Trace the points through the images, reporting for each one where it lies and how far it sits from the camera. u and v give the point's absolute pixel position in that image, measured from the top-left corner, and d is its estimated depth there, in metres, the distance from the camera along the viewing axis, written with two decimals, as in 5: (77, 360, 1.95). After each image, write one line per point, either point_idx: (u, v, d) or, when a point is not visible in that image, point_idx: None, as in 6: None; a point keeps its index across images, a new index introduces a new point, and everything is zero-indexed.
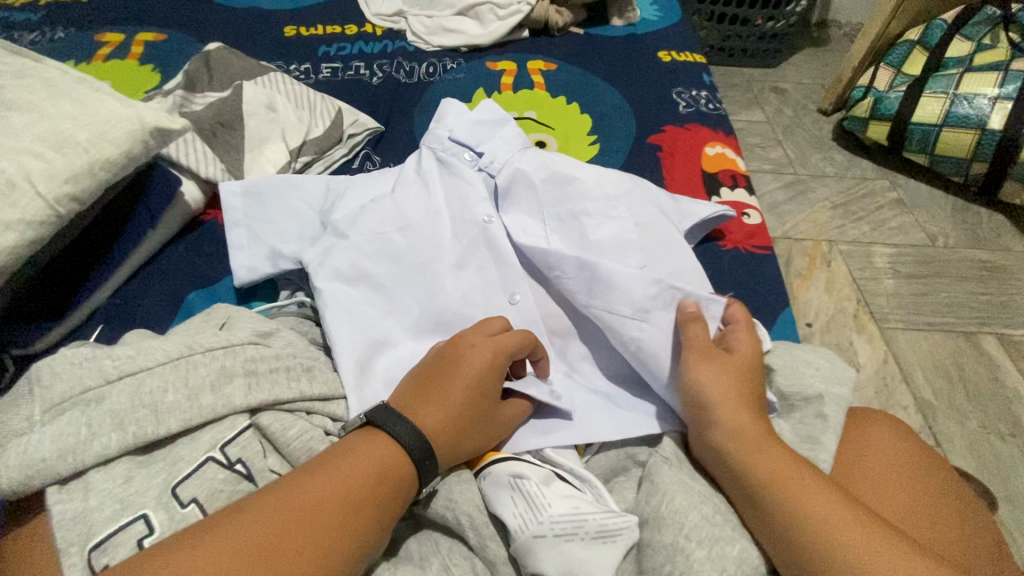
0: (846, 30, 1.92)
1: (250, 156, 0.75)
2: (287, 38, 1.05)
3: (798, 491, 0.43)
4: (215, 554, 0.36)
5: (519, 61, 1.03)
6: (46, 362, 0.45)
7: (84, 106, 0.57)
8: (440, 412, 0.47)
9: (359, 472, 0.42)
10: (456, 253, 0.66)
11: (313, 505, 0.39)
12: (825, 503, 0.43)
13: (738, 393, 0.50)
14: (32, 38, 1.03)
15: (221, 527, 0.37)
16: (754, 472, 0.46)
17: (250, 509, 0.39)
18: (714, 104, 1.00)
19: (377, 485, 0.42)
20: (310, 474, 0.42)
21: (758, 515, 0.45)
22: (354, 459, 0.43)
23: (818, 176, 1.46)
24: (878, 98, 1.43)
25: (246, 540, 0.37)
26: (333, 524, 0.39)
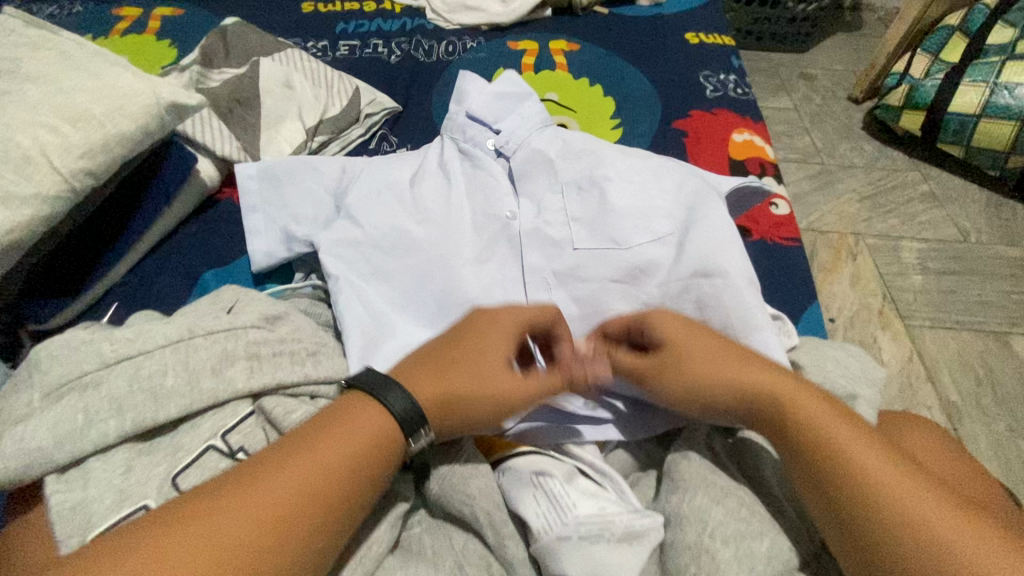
0: (880, 14, 1.85)
1: (266, 134, 0.74)
2: (306, 14, 1.03)
3: (842, 445, 0.41)
4: (187, 556, 0.33)
5: (541, 41, 1.00)
6: (54, 343, 0.44)
7: (100, 79, 0.56)
8: (440, 379, 0.44)
9: (341, 447, 0.40)
10: (476, 247, 0.64)
11: (297, 487, 0.37)
12: (875, 458, 0.40)
13: (704, 371, 0.46)
14: (51, 12, 1.02)
15: (197, 516, 0.35)
16: (786, 424, 0.43)
17: (226, 493, 0.36)
18: (743, 89, 0.96)
19: (374, 441, 0.41)
20: (288, 451, 0.39)
21: (800, 472, 0.43)
22: (337, 432, 0.40)
23: (846, 166, 1.41)
24: (913, 86, 1.37)
25: (218, 532, 0.34)
26: (334, 482, 0.38)
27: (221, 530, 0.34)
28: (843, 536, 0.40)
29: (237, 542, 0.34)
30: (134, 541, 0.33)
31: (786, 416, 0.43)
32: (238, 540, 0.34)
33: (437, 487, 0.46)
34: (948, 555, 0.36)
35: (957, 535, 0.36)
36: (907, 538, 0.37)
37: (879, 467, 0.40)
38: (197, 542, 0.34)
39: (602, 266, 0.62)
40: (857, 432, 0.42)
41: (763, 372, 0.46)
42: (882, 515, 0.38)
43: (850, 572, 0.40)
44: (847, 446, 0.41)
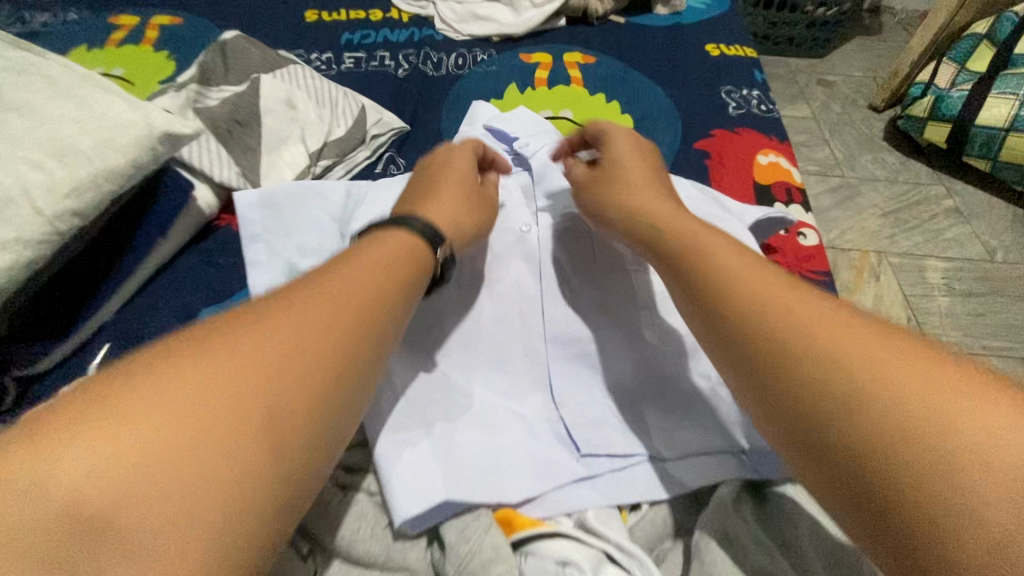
0: (900, 17, 1.79)
1: (267, 158, 0.70)
2: (309, 23, 0.98)
3: (785, 308, 0.37)
4: (223, 375, 0.30)
5: (555, 53, 0.95)
6: None
7: (89, 109, 0.53)
8: (433, 201, 0.52)
9: (374, 259, 0.42)
10: (489, 264, 0.60)
11: (330, 296, 0.37)
12: (821, 317, 0.35)
13: (613, 188, 0.53)
14: (44, 20, 0.98)
15: (222, 339, 0.32)
16: (729, 302, 0.39)
17: (245, 321, 0.34)
18: (766, 106, 0.91)
19: (388, 275, 0.42)
20: (306, 284, 0.38)
21: (750, 355, 0.37)
22: (361, 257, 0.42)
23: (868, 179, 1.36)
24: (939, 96, 1.32)
25: (251, 354, 0.32)
26: (354, 323, 0.37)
27: (249, 367, 0.31)
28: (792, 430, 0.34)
29: (270, 380, 0.31)
30: (149, 373, 0.29)
31: (722, 294, 0.40)
32: (270, 373, 0.32)
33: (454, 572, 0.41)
34: (905, 399, 0.29)
35: (919, 377, 0.30)
36: (860, 406, 0.31)
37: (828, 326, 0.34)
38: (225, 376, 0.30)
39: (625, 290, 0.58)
40: (806, 299, 0.37)
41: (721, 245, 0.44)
42: (841, 377, 0.32)
43: (832, 479, 0.32)
44: (788, 311, 0.36)
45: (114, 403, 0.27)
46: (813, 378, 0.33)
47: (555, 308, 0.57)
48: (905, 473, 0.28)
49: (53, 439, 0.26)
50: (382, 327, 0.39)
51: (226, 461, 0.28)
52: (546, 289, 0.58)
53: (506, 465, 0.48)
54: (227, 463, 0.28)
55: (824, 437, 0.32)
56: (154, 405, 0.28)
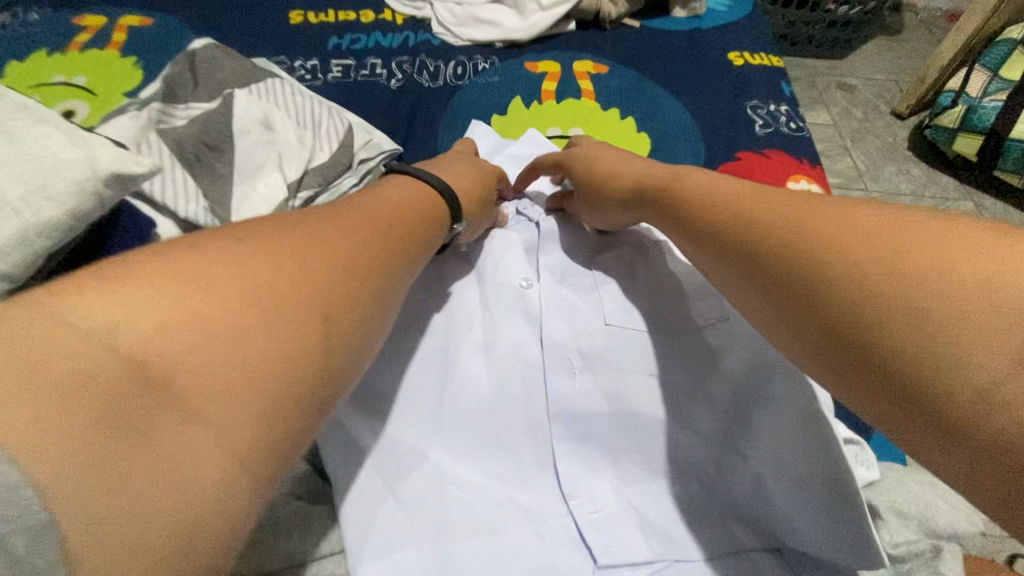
0: (923, 16, 1.70)
1: (239, 188, 0.61)
2: (293, 25, 0.89)
3: (801, 218, 0.41)
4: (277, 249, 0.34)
5: (564, 62, 0.87)
6: None
7: (20, 147, 0.45)
8: (452, 171, 0.56)
9: (402, 198, 0.48)
10: (487, 331, 0.56)
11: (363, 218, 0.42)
12: (836, 218, 0.39)
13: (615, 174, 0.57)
14: (3, 20, 0.89)
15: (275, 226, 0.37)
16: (750, 226, 0.43)
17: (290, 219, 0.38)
18: (796, 123, 0.83)
19: (413, 216, 0.47)
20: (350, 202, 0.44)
21: (773, 259, 0.40)
22: (394, 192, 0.49)
23: (892, 193, 1.28)
24: (971, 107, 1.23)
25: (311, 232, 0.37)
26: (362, 252, 0.39)
27: (266, 277, 0.32)
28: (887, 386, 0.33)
29: (287, 298, 0.32)
30: (155, 263, 0.30)
31: (790, 269, 0.39)
32: (283, 288, 0.32)
33: None
34: (882, 261, 0.35)
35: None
36: (957, 338, 0.30)
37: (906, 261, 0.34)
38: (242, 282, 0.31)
39: (637, 358, 0.54)
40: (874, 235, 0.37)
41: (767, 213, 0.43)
42: (857, 267, 0.36)
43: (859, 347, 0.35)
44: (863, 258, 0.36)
45: (122, 288, 0.27)
46: (833, 273, 0.37)
47: (558, 380, 0.53)
48: (978, 381, 0.29)
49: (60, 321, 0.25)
50: (394, 268, 0.41)
51: (245, 361, 0.29)
52: (548, 358, 0.54)
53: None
54: (240, 364, 0.29)
55: (919, 392, 0.31)
56: (173, 300, 0.28)
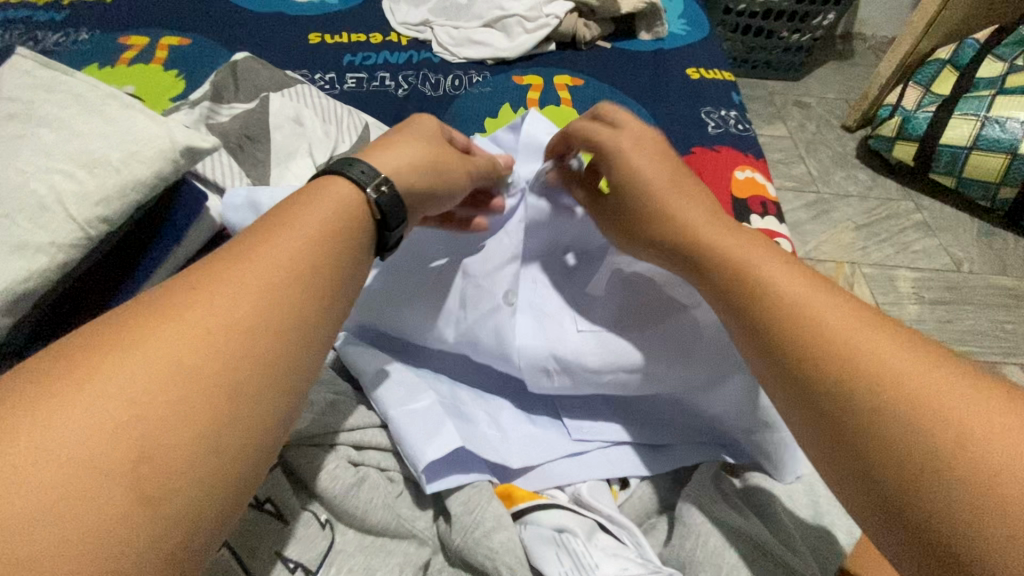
0: (871, 43, 1.89)
1: (276, 170, 0.74)
2: (313, 45, 1.04)
3: (807, 305, 0.41)
4: (169, 355, 0.32)
5: (545, 76, 1.02)
6: None
7: (115, 124, 0.57)
8: (391, 154, 0.48)
9: (316, 216, 0.42)
10: (458, 330, 0.55)
11: (266, 265, 0.38)
12: (837, 317, 0.40)
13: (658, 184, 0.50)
14: (57, 40, 1.02)
15: (166, 311, 0.34)
16: (746, 296, 0.43)
17: (185, 295, 0.35)
18: (743, 125, 0.97)
19: (325, 242, 0.41)
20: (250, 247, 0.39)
21: (778, 353, 0.41)
22: (311, 207, 0.42)
23: (841, 195, 1.43)
24: (906, 117, 1.40)
25: (208, 313, 0.35)
26: (270, 311, 0.36)
27: (203, 324, 0.34)
28: (825, 431, 0.38)
29: (232, 328, 0.35)
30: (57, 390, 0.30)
31: (773, 313, 0.41)
32: (187, 390, 0.32)
33: (459, 539, 0.44)
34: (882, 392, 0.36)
35: (965, 406, 0.34)
36: (972, 464, 0.32)
37: (883, 350, 0.37)
38: (181, 328, 0.33)
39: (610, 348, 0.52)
40: (864, 322, 0.39)
41: (763, 254, 0.45)
42: (863, 386, 0.36)
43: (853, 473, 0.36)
44: (855, 334, 0.38)
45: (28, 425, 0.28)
46: (836, 387, 0.37)
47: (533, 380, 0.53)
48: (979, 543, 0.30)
49: (16, 413, 0.29)
50: (314, 303, 0.39)
51: (149, 474, 0.29)
52: (525, 370, 0.53)
53: (512, 444, 0.52)
54: (183, 415, 0.31)
55: (911, 498, 0.33)
56: (116, 371, 0.31)
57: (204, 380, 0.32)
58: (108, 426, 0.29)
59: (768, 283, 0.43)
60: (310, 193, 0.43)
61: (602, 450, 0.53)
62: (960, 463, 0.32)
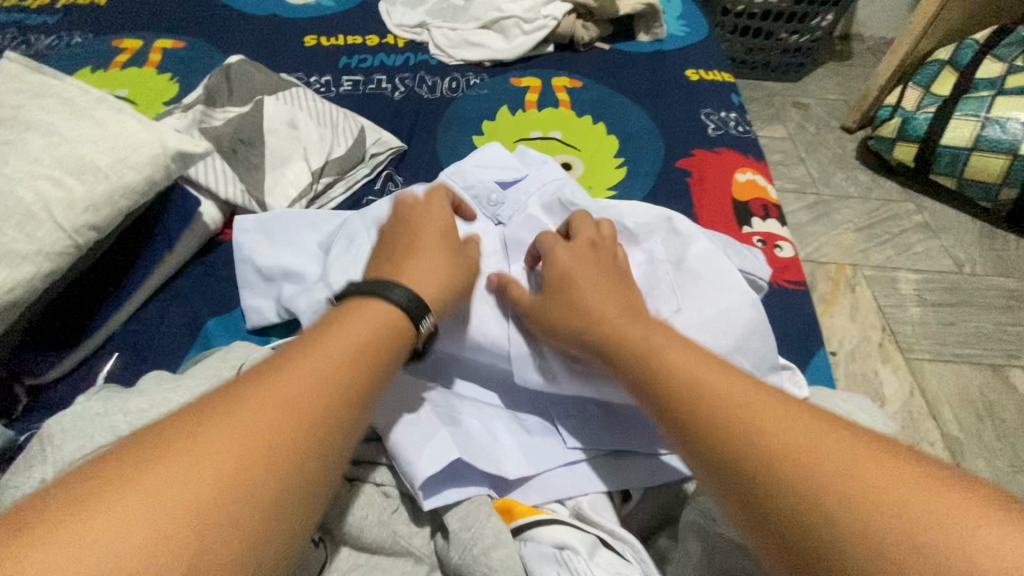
0: (870, 44, 1.88)
1: (271, 176, 0.73)
2: (308, 48, 1.03)
3: (703, 380, 0.40)
4: (202, 460, 0.31)
5: (544, 78, 1.01)
6: (60, 419, 0.44)
7: (104, 129, 0.55)
8: (425, 267, 0.48)
9: (362, 319, 0.42)
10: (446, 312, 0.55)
11: (313, 365, 0.37)
12: (728, 388, 0.39)
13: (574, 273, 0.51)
14: (50, 43, 1.01)
15: (207, 412, 0.33)
16: (652, 378, 0.42)
17: (228, 397, 0.34)
18: (744, 127, 0.96)
19: (372, 343, 0.41)
20: (297, 347, 0.39)
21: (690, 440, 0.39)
22: (357, 315, 0.42)
23: (842, 196, 1.42)
24: (906, 118, 1.39)
25: (248, 413, 0.33)
26: (312, 413, 0.35)
27: (242, 424, 0.33)
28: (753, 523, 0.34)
29: (266, 438, 0.33)
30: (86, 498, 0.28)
31: (675, 391, 0.41)
32: (211, 501, 0.29)
33: (459, 557, 0.43)
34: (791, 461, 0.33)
35: (879, 477, 0.31)
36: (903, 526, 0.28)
37: (804, 436, 0.34)
38: (213, 434, 0.32)
39: None
40: (779, 406, 0.37)
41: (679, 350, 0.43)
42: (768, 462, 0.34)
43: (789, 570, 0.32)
44: (776, 423, 0.36)
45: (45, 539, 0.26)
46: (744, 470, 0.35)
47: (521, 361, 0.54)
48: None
49: (45, 521, 0.27)
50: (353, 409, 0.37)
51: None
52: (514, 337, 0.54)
53: (510, 454, 0.51)
54: (204, 527, 0.29)
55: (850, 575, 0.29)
56: (147, 479, 0.29)
57: (229, 491, 0.30)
58: (131, 539, 0.27)
59: (667, 357, 0.43)
60: (352, 306, 0.43)
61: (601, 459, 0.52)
62: (919, 568, 0.27)
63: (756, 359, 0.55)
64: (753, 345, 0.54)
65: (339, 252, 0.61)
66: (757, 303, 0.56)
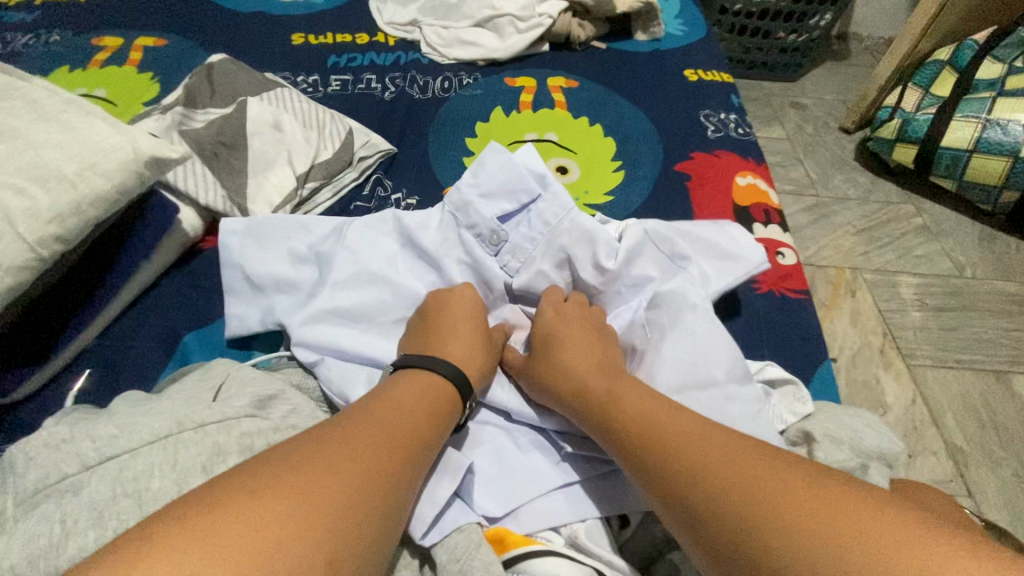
0: (867, 44, 1.86)
1: (254, 181, 0.69)
2: (295, 46, 0.99)
3: (668, 425, 0.43)
4: (281, 513, 0.32)
5: (538, 77, 0.98)
6: (22, 447, 0.41)
7: (73, 133, 0.52)
8: (462, 347, 0.52)
9: (413, 398, 0.45)
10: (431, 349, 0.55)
11: (374, 439, 0.40)
12: (690, 431, 0.42)
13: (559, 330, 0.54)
14: (26, 41, 0.97)
15: (283, 468, 0.35)
16: (626, 427, 0.45)
17: (302, 455, 0.36)
18: (744, 129, 0.94)
19: (424, 422, 0.44)
20: (360, 419, 0.42)
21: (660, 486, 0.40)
22: (411, 391, 0.46)
23: (841, 198, 1.40)
24: (906, 119, 1.37)
25: (324, 474, 0.35)
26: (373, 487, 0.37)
27: (318, 484, 0.34)
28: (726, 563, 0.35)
29: (336, 500, 0.34)
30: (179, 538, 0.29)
31: (646, 437, 0.43)
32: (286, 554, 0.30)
33: None
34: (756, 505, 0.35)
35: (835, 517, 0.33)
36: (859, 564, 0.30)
37: (754, 470, 0.37)
38: (298, 490, 0.33)
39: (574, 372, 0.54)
40: (735, 443, 0.40)
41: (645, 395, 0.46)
42: (727, 504, 0.36)
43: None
44: (735, 460, 0.38)
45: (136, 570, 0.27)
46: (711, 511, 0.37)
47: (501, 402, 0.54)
48: None
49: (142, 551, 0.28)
50: (404, 492, 0.39)
51: None
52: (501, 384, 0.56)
53: (511, 481, 0.49)
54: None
55: None
56: (235, 524, 0.30)
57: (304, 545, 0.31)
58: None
59: (641, 408, 0.45)
60: (402, 380, 0.47)
61: (595, 482, 0.50)
62: (861, 574, 0.30)
63: (728, 369, 0.53)
64: (718, 356, 0.53)
65: (345, 270, 0.59)
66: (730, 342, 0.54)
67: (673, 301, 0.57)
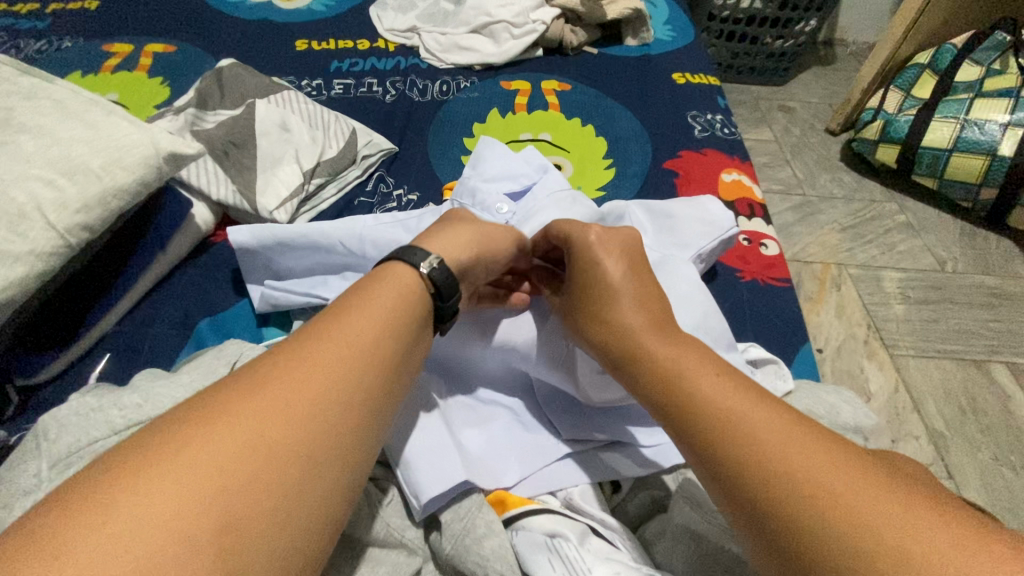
0: (853, 48, 1.92)
1: (262, 176, 0.73)
2: (299, 52, 1.03)
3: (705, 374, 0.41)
4: (236, 431, 0.32)
5: (533, 81, 1.02)
6: (53, 415, 0.44)
7: (97, 130, 0.56)
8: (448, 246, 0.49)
9: (389, 296, 0.43)
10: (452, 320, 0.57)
11: (341, 345, 0.38)
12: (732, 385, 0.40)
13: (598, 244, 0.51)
14: (39, 47, 1.01)
15: (243, 385, 0.34)
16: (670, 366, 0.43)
17: (266, 371, 0.36)
18: (729, 129, 0.98)
19: (394, 320, 0.42)
20: (328, 324, 0.40)
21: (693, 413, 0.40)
22: (387, 287, 0.44)
23: (827, 197, 1.45)
24: (888, 121, 1.42)
25: (285, 390, 0.35)
26: (338, 398, 0.36)
27: (274, 401, 0.34)
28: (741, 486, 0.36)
29: (293, 419, 0.34)
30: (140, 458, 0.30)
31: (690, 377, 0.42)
32: (240, 473, 0.30)
33: (450, 547, 0.44)
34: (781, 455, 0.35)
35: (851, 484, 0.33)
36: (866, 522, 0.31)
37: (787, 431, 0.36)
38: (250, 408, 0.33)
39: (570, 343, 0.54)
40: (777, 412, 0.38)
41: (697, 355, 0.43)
42: (754, 449, 0.36)
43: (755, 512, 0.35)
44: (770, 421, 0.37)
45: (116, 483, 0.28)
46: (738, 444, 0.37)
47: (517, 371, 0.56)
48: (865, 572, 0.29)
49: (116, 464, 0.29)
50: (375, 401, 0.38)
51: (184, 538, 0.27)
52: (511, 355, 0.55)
53: (511, 450, 0.53)
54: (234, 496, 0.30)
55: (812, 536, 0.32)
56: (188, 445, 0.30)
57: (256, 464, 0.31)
58: (171, 499, 0.28)
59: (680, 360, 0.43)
60: (395, 275, 0.45)
61: (594, 452, 0.54)
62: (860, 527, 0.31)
63: (719, 338, 0.57)
64: (711, 329, 0.57)
65: (351, 241, 0.62)
66: (718, 312, 0.58)
67: (667, 272, 0.60)
